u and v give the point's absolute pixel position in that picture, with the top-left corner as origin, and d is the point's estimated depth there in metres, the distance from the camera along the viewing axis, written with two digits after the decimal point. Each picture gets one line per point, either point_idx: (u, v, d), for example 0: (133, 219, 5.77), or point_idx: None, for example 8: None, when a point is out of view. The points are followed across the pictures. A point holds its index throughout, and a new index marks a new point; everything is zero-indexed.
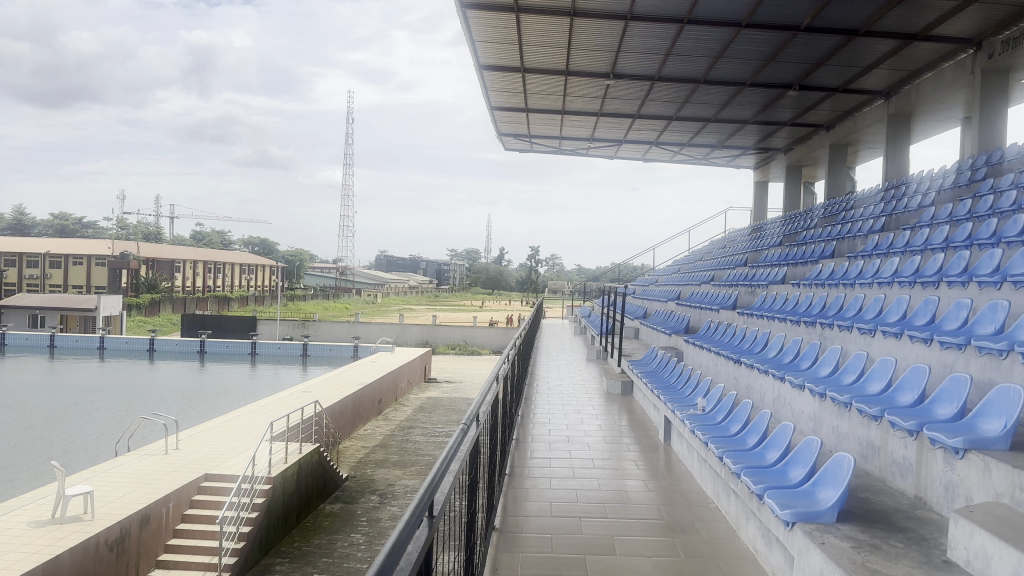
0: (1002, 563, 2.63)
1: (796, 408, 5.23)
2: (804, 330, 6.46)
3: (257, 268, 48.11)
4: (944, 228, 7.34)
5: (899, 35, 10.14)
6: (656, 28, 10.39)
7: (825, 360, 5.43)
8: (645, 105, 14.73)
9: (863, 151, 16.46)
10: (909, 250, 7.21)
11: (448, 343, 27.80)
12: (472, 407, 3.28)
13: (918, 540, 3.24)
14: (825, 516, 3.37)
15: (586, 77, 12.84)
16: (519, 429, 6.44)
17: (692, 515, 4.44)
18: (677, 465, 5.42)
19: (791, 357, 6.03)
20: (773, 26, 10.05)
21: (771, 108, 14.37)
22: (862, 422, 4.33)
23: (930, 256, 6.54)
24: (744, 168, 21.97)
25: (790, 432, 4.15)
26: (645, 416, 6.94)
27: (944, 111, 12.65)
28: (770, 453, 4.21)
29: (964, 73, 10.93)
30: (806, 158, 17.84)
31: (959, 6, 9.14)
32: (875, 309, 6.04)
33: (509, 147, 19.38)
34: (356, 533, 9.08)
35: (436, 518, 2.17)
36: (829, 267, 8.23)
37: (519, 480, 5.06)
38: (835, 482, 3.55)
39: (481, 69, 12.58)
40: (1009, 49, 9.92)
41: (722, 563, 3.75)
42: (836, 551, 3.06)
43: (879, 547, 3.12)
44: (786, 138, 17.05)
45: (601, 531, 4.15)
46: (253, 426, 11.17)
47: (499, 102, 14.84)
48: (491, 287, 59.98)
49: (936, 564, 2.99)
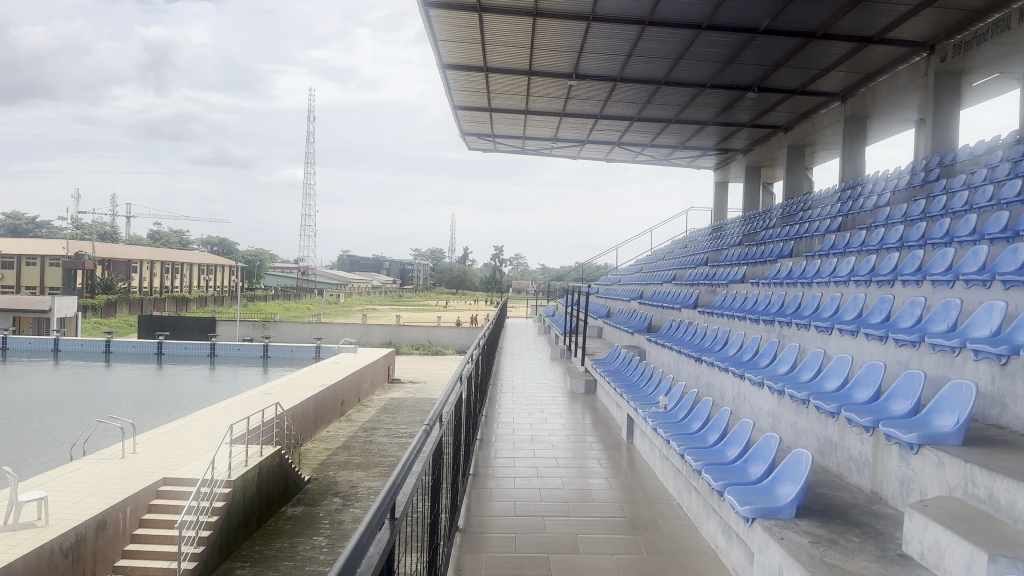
0: (956, 556, 2.69)
1: (756, 406, 5.30)
2: (763, 328, 6.55)
3: (216, 268, 47.35)
4: (898, 229, 7.51)
5: (855, 37, 10.35)
6: (618, 29, 10.46)
7: (784, 358, 5.50)
8: (608, 106, 14.80)
9: (820, 152, 16.79)
10: (865, 250, 7.36)
11: (412, 343, 27.66)
12: (435, 406, 3.26)
13: (874, 534, 3.31)
14: (785, 512, 3.42)
15: (549, 77, 12.87)
16: (483, 429, 6.42)
17: (654, 512, 4.47)
18: (639, 462, 5.47)
19: (750, 355, 6.10)
20: (732, 29, 10.19)
21: (731, 109, 14.57)
22: (820, 419, 4.40)
23: (885, 256, 6.69)
24: (704, 169, 22.27)
25: (749, 429, 4.20)
26: (608, 415, 6.98)
27: (898, 113, 12.95)
28: (730, 449, 4.27)
29: (917, 76, 11.20)
30: (765, 159, 18.12)
31: (912, 10, 9.36)
32: (832, 308, 6.15)
33: (472, 146, 19.35)
34: (319, 536, 8.99)
35: (398, 520, 2.15)
36: (787, 267, 8.37)
37: (482, 480, 5.05)
38: (794, 478, 3.60)
39: (444, 68, 12.53)
40: (961, 53, 10.20)
41: (683, 559, 3.79)
42: (796, 547, 3.10)
43: (836, 542, 3.17)
44: (745, 139, 17.32)
45: (565, 529, 4.16)
46: (212, 429, 10.99)
47: (462, 101, 14.82)
48: (455, 287, 59.87)
49: (892, 558, 3.05)
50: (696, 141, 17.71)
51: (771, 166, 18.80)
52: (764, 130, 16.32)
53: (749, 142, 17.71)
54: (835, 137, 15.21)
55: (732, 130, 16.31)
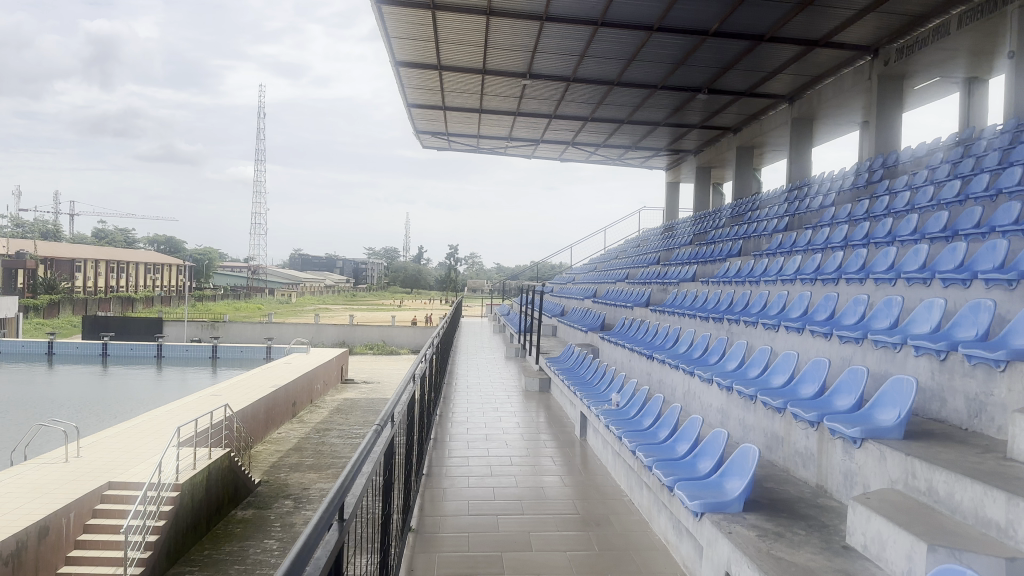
0: (897, 547, 2.78)
1: (705, 402, 5.38)
2: (713, 326, 6.66)
3: (164, 268, 46.26)
4: (843, 228, 7.72)
5: (802, 41, 10.59)
6: (571, 30, 10.52)
7: (732, 355, 5.60)
8: (562, 106, 14.89)
9: (768, 153, 17.14)
10: (810, 249, 7.54)
11: (365, 343, 27.42)
12: (387, 406, 3.24)
13: (819, 527, 3.39)
14: (733, 506, 3.48)
15: (503, 76, 12.89)
16: (437, 429, 6.40)
17: (606, 508, 4.52)
18: (592, 459, 5.51)
19: (700, 352, 6.19)
20: (683, 31, 10.33)
21: (681, 111, 14.78)
22: (767, 414, 4.49)
23: (830, 255, 6.86)
24: (656, 169, 22.58)
25: (699, 425, 4.27)
26: (562, 413, 7.02)
27: (842, 115, 13.29)
28: (680, 445, 4.33)
29: (862, 79, 11.51)
30: (715, 160, 18.41)
31: (856, 15, 9.61)
32: (779, 305, 6.29)
33: (426, 145, 19.27)
34: (270, 539, 8.85)
35: (347, 521, 2.13)
36: (736, 266, 8.52)
37: (436, 479, 5.02)
38: (741, 472, 3.67)
39: (397, 66, 12.44)
40: (903, 58, 10.51)
41: (635, 555, 3.84)
42: (743, 541, 3.16)
43: (783, 535, 3.24)
44: (696, 140, 17.59)
45: (518, 527, 4.17)
46: (159, 431, 10.74)
47: (415, 99, 14.74)
48: (410, 286, 59.53)
49: (836, 550, 3.13)
50: (648, 142, 17.92)
51: (721, 166, 19.14)
52: (714, 131, 16.60)
53: (699, 143, 18.01)
54: (782, 139, 15.53)
55: (683, 131, 16.55)
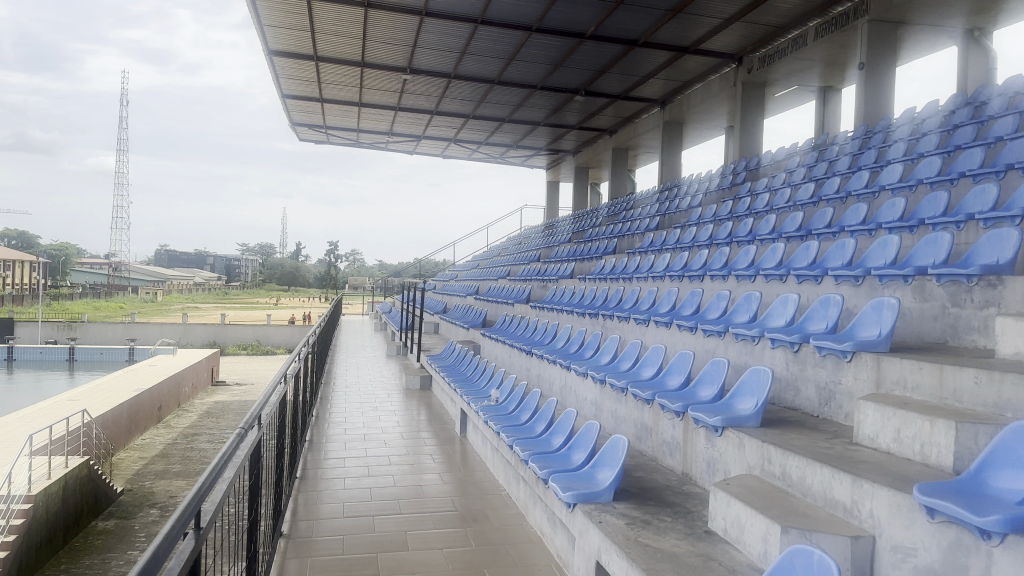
0: (754, 529, 2.95)
1: (581, 396, 5.52)
2: (588, 321, 6.85)
3: (15, 264, 42.72)
4: (709, 227, 8.13)
5: (672, 47, 11.04)
6: (451, 26, 10.51)
7: (606, 349, 5.76)
8: (443, 102, 14.83)
9: (643, 155, 17.80)
10: (679, 247, 7.90)
11: (239, 343, 26.38)
12: (254, 406, 3.12)
13: (684, 513, 3.54)
14: (603, 496, 3.58)
15: (382, 70, 12.72)
16: (313, 430, 6.23)
17: (483, 504, 4.54)
18: (471, 456, 5.53)
19: (576, 346, 6.35)
20: (561, 32, 10.54)
21: (560, 111, 15.10)
22: (637, 406, 4.65)
23: (697, 253, 7.21)
24: (536, 168, 22.96)
25: (573, 418, 4.37)
26: (442, 410, 7.02)
27: (709, 120, 13.98)
28: (555, 438, 4.42)
29: (727, 86, 12.14)
30: (593, 160, 18.90)
31: (722, 24, 10.11)
32: (650, 301, 6.55)
33: (304, 138, 18.75)
34: (133, 550, 8.36)
35: (204, 528, 2.03)
36: (611, 263, 8.81)
37: (310, 482, 4.89)
38: (612, 463, 3.78)
39: (271, 55, 12.00)
40: (765, 66, 11.13)
41: (510, 549, 3.88)
42: (613, 530, 3.26)
43: (650, 522, 3.37)
44: (575, 140, 18.01)
45: (395, 527, 4.13)
46: (5, 441, 9.91)
47: (291, 90, 14.31)
48: (290, 284, 57.77)
49: (700, 534, 3.28)
50: (529, 141, 18.19)
51: (598, 167, 19.70)
52: (591, 132, 17.06)
53: (578, 144, 18.46)
54: (655, 141, 16.15)
55: (562, 131, 16.91)
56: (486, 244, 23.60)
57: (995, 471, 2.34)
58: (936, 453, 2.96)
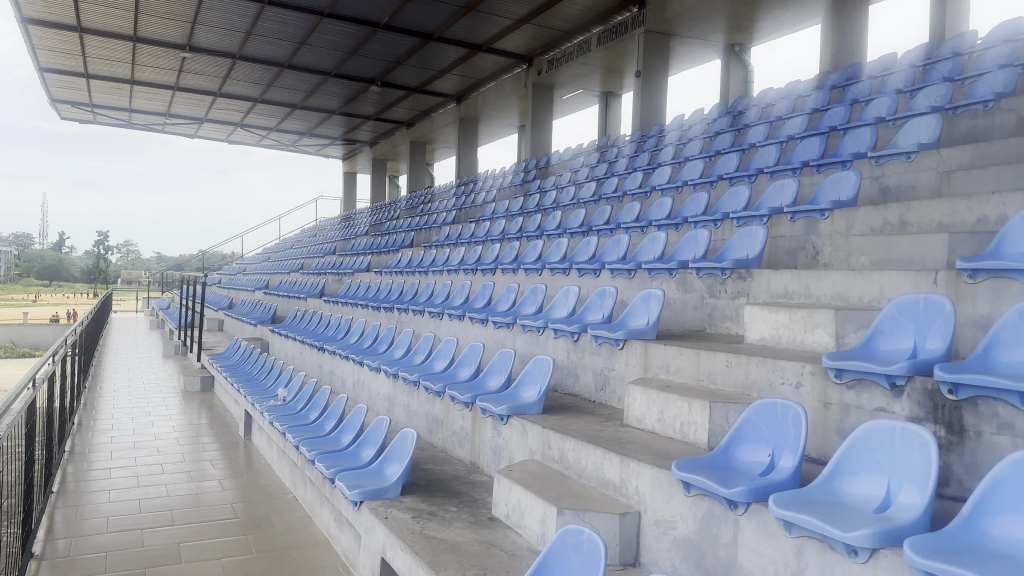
0: (533, 512, 3.07)
1: (373, 391, 5.46)
2: (382, 316, 6.81)
3: None
4: (502, 222, 8.42)
5: (466, 44, 11.22)
6: (236, 4, 9.93)
7: (398, 343, 5.76)
8: (229, 84, 13.99)
9: (439, 149, 17.98)
10: (473, 241, 8.10)
11: None
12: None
13: (469, 501, 3.61)
14: (391, 491, 3.56)
15: (157, 46, 11.74)
16: (74, 440, 5.62)
17: (268, 508, 4.35)
18: (257, 459, 5.27)
19: (369, 341, 6.28)
20: (354, 20, 10.32)
21: (355, 101, 14.83)
22: (428, 399, 4.69)
23: (489, 247, 7.44)
24: (331, 158, 22.40)
25: (363, 414, 4.30)
26: (226, 412, 6.62)
27: (501, 117, 14.41)
28: (344, 436, 4.32)
29: (518, 85, 12.56)
30: (390, 152, 18.74)
31: (513, 25, 10.44)
32: (443, 295, 6.65)
33: (64, 115, 16.86)
34: None
35: None
36: (407, 257, 8.82)
37: (68, 498, 4.41)
38: (400, 457, 3.77)
39: (22, 22, 10.65)
40: (552, 68, 11.64)
41: (295, 553, 3.75)
42: (398, 524, 3.25)
43: (435, 514, 3.40)
44: (371, 132, 17.79)
45: (168, 540, 3.83)
46: None
47: (46, 62, 12.79)
48: (55, 278, 51.85)
49: (483, 522, 3.37)
50: (323, 130, 17.69)
51: (395, 159, 19.61)
52: (387, 124, 16.94)
53: (374, 135, 18.25)
54: (451, 136, 16.37)
55: (358, 121, 16.63)
56: (279, 236, 22.66)
57: (739, 447, 2.80)
58: (692, 431, 3.26)
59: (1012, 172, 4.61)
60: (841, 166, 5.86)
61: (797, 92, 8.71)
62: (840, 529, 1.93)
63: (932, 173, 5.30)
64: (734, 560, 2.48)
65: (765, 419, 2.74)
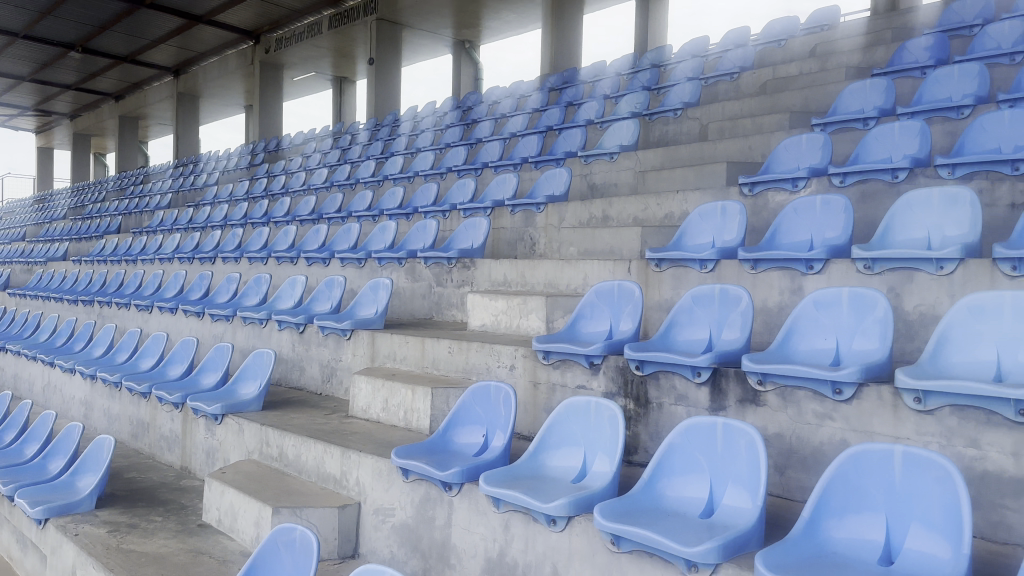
0: (247, 514, 2.92)
1: (67, 395, 4.88)
2: (80, 309, 6.08)
3: None
4: (225, 208, 7.95)
5: (183, 11, 10.39)
6: None
7: (97, 340, 5.17)
8: None
9: (154, 125, 16.45)
10: (192, 227, 7.56)
11: None
12: None
13: (178, 508, 3.34)
14: (82, 505, 3.21)
15: None
16: None
17: None
18: None
19: (63, 339, 5.59)
20: None
21: (47, 67, 13.03)
22: (132, 401, 4.27)
23: (210, 234, 6.99)
24: (20, 129, 19.50)
25: (50, 423, 3.83)
26: None
27: (225, 95, 13.54)
28: (31, 449, 3.84)
29: (244, 62, 11.93)
30: (95, 126, 16.74)
31: None
32: (154, 285, 6.14)
33: None
34: None
35: None
36: (112, 244, 7.97)
37: None
38: (94, 468, 3.41)
39: None
40: (280, 47, 11.18)
41: None
42: (90, 541, 2.95)
43: (135, 527, 3.09)
44: (69, 102, 15.74)
45: None
46: None
47: None
48: None
49: (192, 529, 3.13)
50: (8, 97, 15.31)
51: (102, 134, 17.55)
52: (90, 95, 15.11)
53: (74, 106, 16.18)
54: (167, 112, 15.04)
55: (52, 90, 14.63)
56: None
57: (457, 429, 2.88)
58: (414, 418, 3.34)
59: (692, 173, 5.30)
60: (555, 164, 6.39)
61: (520, 92, 9.21)
62: (541, 502, 2.24)
63: (632, 173, 5.95)
64: (441, 547, 2.67)
65: (477, 401, 2.86)
